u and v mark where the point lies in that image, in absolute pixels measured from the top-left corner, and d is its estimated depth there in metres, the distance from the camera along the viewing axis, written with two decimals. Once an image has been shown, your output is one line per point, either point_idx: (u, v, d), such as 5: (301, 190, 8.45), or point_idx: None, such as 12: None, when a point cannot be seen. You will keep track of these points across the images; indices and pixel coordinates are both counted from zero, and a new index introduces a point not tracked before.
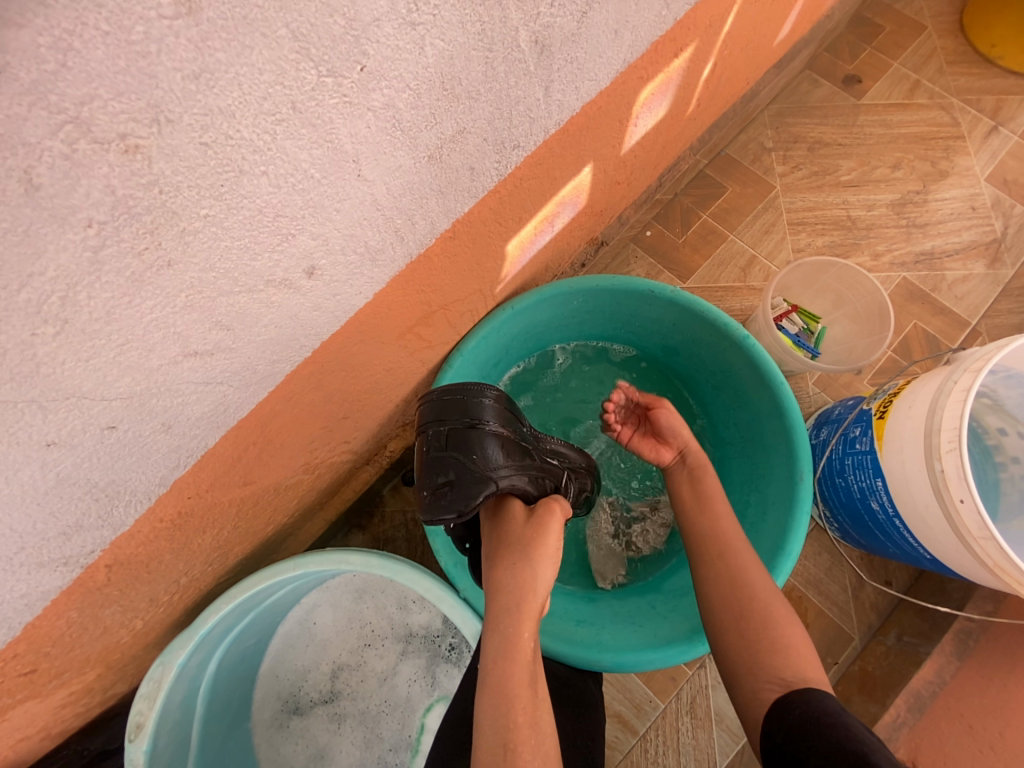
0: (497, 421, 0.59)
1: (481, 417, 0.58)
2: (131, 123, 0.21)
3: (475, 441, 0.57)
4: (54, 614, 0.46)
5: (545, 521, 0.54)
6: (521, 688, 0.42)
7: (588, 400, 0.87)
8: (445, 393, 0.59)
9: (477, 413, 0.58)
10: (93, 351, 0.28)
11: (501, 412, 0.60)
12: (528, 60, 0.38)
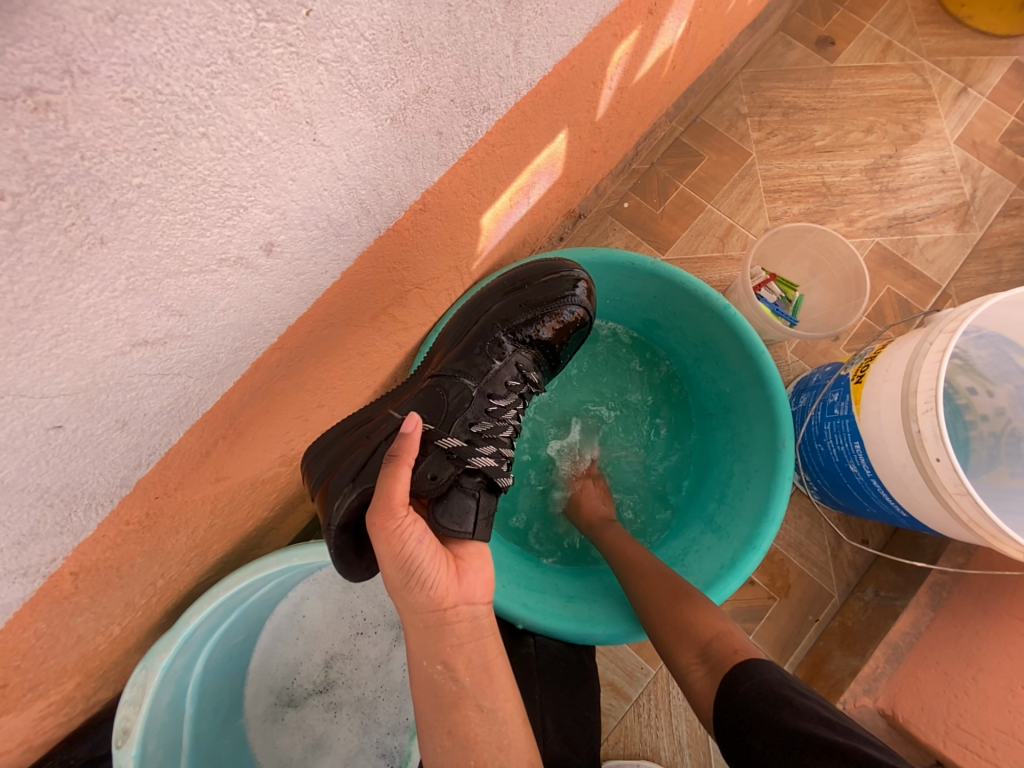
0: (345, 444, 0.52)
1: (327, 462, 0.52)
2: (37, 74, 0.19)
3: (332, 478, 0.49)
4: (19, 627, 0.43)
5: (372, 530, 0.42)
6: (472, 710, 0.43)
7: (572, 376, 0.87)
8: (310, 462, 0.54)
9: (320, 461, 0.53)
10: (25, 344, 0.25)
11: (353, 430, 0.54)
12: (495, 11, 0.36)
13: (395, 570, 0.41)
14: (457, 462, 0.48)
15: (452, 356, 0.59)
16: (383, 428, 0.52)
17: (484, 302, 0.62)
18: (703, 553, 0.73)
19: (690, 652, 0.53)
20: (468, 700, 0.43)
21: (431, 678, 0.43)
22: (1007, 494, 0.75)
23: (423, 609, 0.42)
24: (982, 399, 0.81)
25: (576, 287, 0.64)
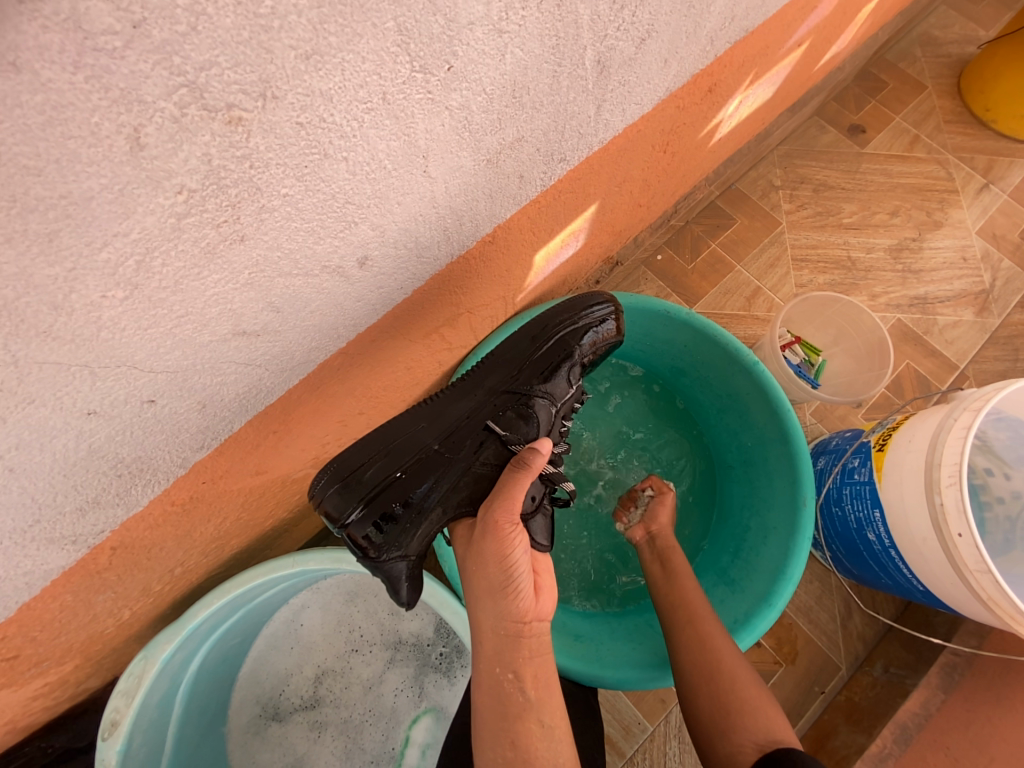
0: (371, 476, 0.52)
1: (357, 494, 0.51)
2: (240, 94, 0.22)
3: (378, 510, 0.51)
4: (49, 597, 0.44)
5: (484, 532, 0.46)
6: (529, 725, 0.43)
7: (605, 418, 0.89)
8: (320, 487, 0.53)
9: (368, 479, 0.52)
10: (153, 321, 0.28)
11: (380, 452, 0.54)
12: (588, 79, 0.40)
13: (496, 571, 0.44)
14: (547, 483, 0.53)
15: (522, 377, 0.60)
16: (469, 443, 0.55)
17: (531, 327, 0.64)
18: (717, 605, 0.73)
19: (746, 738, 0.51)
20: (528, 720, 0.43)
21: (498, 686, 0.43)
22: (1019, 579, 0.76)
23: (508, 617, 0.44)
24: (998, 481, 0.82)
25: (606, 319, 0.66)
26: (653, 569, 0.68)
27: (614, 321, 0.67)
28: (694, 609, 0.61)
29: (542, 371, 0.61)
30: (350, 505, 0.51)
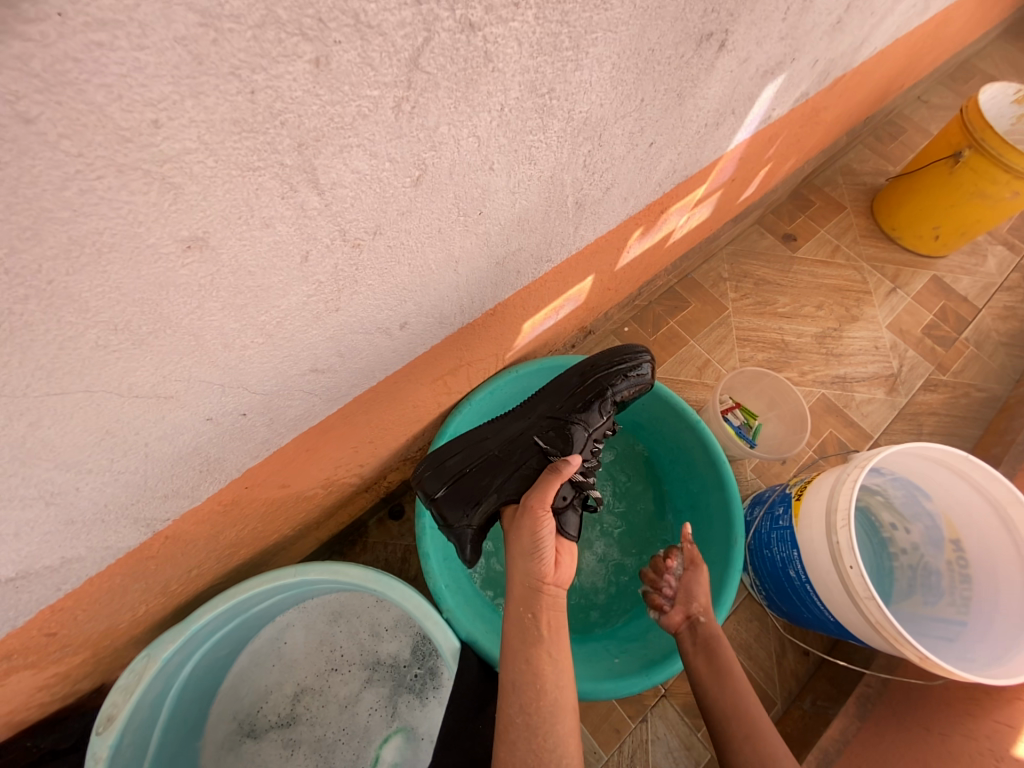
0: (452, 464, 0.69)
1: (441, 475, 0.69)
2: (362, 233, 0.37)
3: (452, 489, 0.67)
4: (107, 577, 0.52)
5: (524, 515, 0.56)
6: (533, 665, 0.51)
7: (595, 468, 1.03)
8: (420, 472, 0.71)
9: (452, 466, 0.69)
10: (267, 358, 0.41)
11: (463, 450, 0.71)
12: (571, 210, 0.58)
13: (526, 538, 0.55)
14: (578, 489, 0.63)
15: (561, 407, 0.75)
16: (522, 450, 0.69)
17: (579, 369, 0.79)
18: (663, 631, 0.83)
19: None
20: (539, 654, 0.51)
21: (519, 624, 0.52)
22: (924, 618, 0.90)
23: (532, 574, 0.54)
24: (902, 535, 0.98)
25: (641, 365, 0.81)
26: (699, 662, 0.70)
27: (648, 368, 0.81)
28: (742, 708, 0.64)
29: (580, 402, 0.75)
30: (437, 484, 0.68)
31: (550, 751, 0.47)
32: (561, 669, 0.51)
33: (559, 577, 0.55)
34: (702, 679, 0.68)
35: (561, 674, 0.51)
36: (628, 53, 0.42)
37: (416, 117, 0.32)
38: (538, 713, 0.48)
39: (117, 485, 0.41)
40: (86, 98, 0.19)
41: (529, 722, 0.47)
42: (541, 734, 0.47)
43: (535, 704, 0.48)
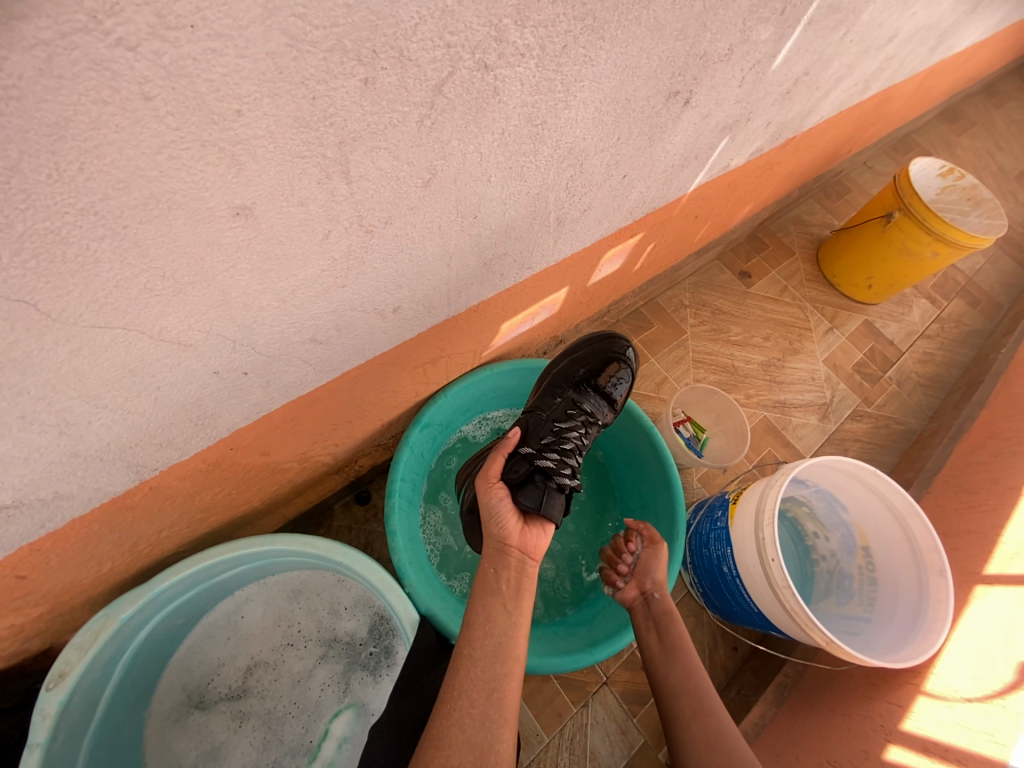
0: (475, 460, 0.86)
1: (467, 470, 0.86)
2: (375, 220, 0.43)
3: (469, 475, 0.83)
4: (87, 522, 0.54)
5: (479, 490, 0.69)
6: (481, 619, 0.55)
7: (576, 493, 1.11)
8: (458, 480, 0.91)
9: (466, 465, 0.88)
10: (277, 321, 0.46)
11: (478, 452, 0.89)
12: (552, 225, 0.66)
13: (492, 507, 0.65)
14: (526, 458, 0.71)
15: (537, 400, 0.88)
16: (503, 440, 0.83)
17: (570, 357, 0.93)
18: (607, 617, 0.90)
19: None
20: (495, 601, 0.56)
21: (484, 579, 0.59)
22: (837, 617, 1.00)
23: (495, 537, 0.62)
24: (822, 543, 1.10)
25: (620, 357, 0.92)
26: (653, 640, 0.75)
27: (625, 361, 0.93)
28: (693, 684, 0.70)
29: (553, 392, 0.88)
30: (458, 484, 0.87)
31: (492, 682, 0.50)
32: (513, 619, 0.55)
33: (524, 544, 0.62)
34: (656, 658, 0.74)
35: (513, 623, 0.55)
36: (609, 100, 0.51)
37: (434, 131, 0.39)
38: (486, 650, 0.52)
39: (123, 425, 0.45)
40: (193, 87, 0.25)
41: (474, 656, 0.52)
42: (484, 665, 0.51)
43: (485, 642, 0.53)
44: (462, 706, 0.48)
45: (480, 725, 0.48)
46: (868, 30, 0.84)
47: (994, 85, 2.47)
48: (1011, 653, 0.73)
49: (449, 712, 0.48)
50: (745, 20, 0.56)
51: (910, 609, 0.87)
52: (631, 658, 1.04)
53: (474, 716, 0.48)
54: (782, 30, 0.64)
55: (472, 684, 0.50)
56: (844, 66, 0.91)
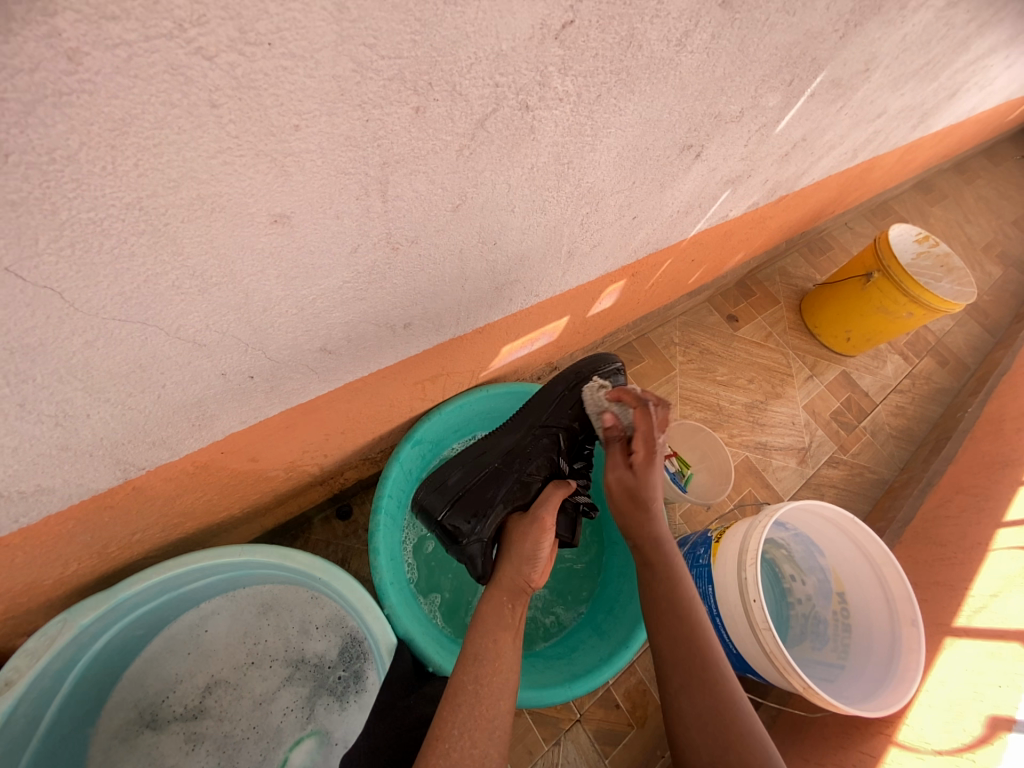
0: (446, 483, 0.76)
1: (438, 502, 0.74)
2: (403, 239, 0.44)
3: (457, 507, 0.72)
4: (64, 519, 0.52)
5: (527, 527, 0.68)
6: (482, 651, 0.55)
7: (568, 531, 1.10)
8: (420, 492, 0.77)
9: (450, 486, 0.75)
10: (294, 329, 0.47)
11: (461, 469, 0.77)
12: (564, 256, 0.69)
13: (530, 546, 0.66)
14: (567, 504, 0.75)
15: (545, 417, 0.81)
16: (511, 465, 0.77)
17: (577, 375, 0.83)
18: (588, 650, 0.90)
19: None
20: (507, 635, 0.57)
21: (500, 613, 0.59)
22: (812, 662, 1.01)
23: (520, 577, 0.63)
24: (799, 586, 1.12)
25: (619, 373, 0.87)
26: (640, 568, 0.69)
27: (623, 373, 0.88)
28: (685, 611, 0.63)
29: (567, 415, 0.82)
30: (439, 507, 0.73)
31: (493, 720, 0.50)
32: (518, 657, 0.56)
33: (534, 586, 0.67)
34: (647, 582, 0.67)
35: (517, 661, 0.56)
36: (631, 147, 0.54)
37: (470, 161, 0.40)
38: (493, 689, 0.52)
39: (120, 420, 0.44)
40: (258, 100, 0.26)
41: (480, 695, 0.51)
42: (489, 702, 0.51)
43: (498, 680, 0.53)
44: (463, 746, 0.47)
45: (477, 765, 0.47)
46: (861, 105, 0.91)
47: (964, 164, 2.68)
48: (981, 707, 0.75)
49: (446, 752, 0.46)
50: (756, 87, 0.60)
51: (883, 658, 0.89)
52: (606, 695, 1.03)
53: (474, 757, 0.47)
54: (788, 99, 0.69)
55: (476, 719, 0.49)
56: (837, 135, 0.98)
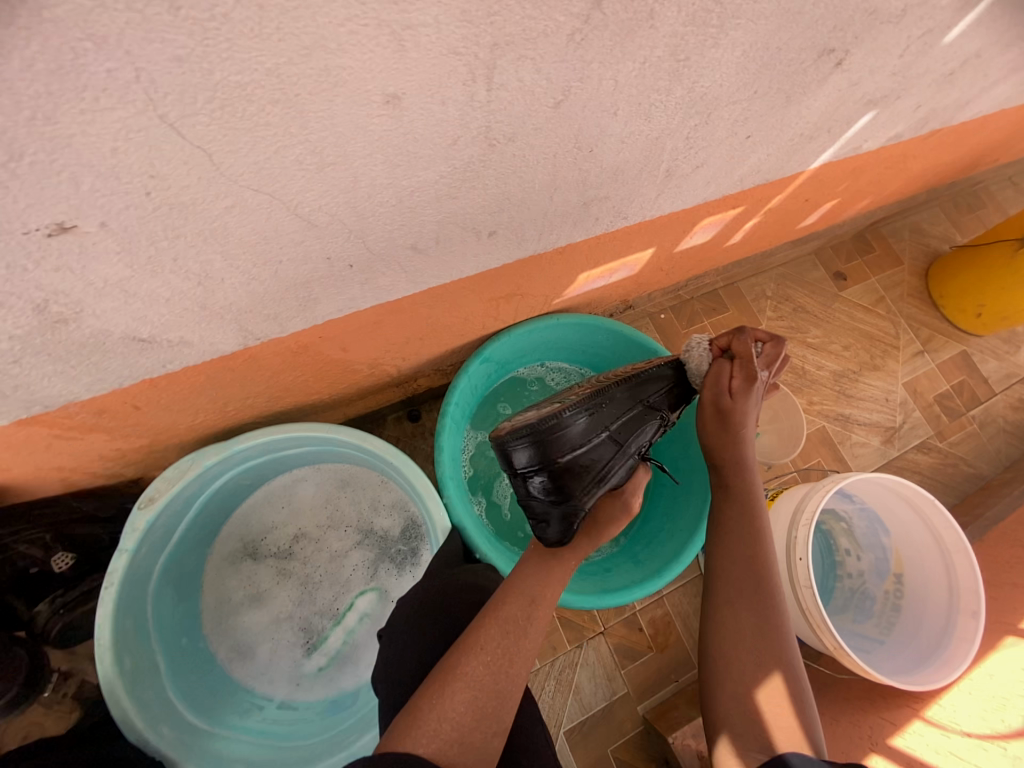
0: (554, 439, 0.61)
1: (532, 464, 0.61)
2: (498, 134, 0.44)
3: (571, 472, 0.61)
4: (197, 372, 0.62)
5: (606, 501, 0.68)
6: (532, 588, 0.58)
7: None
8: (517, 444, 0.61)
9: (566, 447, 0.61)
10: (390, 221, 0.50)
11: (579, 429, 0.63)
12: (660, 177, 0.65)
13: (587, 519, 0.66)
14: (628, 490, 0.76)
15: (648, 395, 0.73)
16: (619, 439, 0.67)
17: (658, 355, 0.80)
18: (621, 573, 0.95)
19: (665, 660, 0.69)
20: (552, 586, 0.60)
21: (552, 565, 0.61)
22: (848, 632, 1.00)
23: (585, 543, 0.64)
24: (853, 560, 1.08)
25: None
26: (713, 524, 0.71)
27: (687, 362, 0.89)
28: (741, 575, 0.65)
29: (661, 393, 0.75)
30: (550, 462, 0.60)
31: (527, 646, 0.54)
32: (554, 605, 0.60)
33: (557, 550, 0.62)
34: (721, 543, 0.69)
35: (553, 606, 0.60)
36: (758, 46, 0.48)
37: (579, 49, 0.39)
38: None
39: (243, 289, 0.50)
40: None
41: (517, 625, 0.54)
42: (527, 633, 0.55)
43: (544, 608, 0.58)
44: (502, 663, 0.52)
45: (505, 672, 0.52)
46: None
47: None
48: None
49: (482, 658, 0.52)
50: None
51: (929, 639, 0.86)
52: (631, 618, 1.10)
53: (509, 671, 0.52)
54: None
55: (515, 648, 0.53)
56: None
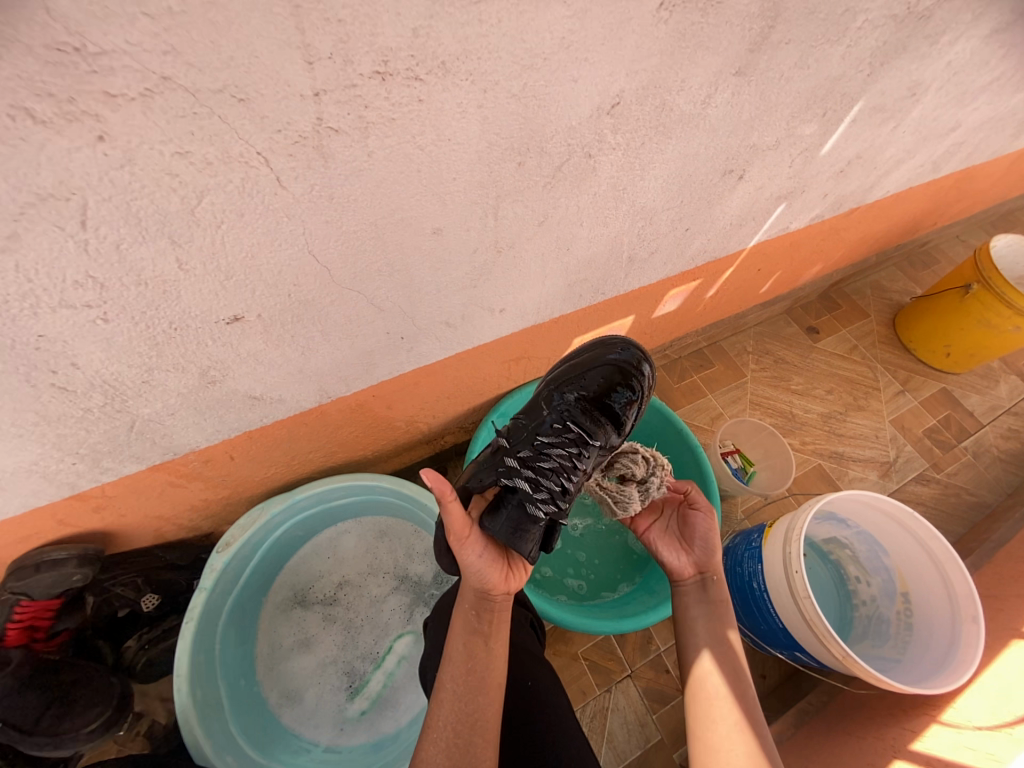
0: None
1: None
2: (504, 243, 0.66)
3: None
4: (281, 425, 0.80)
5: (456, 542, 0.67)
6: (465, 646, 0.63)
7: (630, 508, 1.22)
8: None
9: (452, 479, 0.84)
10: (432, 304, 0.71)
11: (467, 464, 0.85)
12: (626, 261, 0.87)
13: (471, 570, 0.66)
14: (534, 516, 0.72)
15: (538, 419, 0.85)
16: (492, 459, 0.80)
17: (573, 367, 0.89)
18: (639, 603, 1.03)
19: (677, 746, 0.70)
20: (477, 639, 0.64)
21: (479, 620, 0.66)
22: (870, 657, 1.03)
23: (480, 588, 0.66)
24: (864, 587, 1.12)
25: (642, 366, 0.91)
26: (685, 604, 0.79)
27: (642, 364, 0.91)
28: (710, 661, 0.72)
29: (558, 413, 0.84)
30: None
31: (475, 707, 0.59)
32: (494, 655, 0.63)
33: (509, 585, 0.68)
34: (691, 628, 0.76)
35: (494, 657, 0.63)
36: (675, 175, 0.72)
37: (552, 190, 0.61)
38: None
39: (327, 357, 0.70)
40: (439, 164, 0.50)
41: (467, 694, 0.60)
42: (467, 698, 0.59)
43: (484, 656, 0.63)
44: (447, 734, 0.58)
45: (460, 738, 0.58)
46: (921, 123, 0.98)
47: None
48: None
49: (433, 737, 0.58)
50: (788, 122, 0.75)
51: (942, 650, 0.90)
52: (657, 658, 1.13)
53: (459, 742, 0.57)
54: (827, 127, 0.82)
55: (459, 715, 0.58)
56: (900, 151, 1.05)
